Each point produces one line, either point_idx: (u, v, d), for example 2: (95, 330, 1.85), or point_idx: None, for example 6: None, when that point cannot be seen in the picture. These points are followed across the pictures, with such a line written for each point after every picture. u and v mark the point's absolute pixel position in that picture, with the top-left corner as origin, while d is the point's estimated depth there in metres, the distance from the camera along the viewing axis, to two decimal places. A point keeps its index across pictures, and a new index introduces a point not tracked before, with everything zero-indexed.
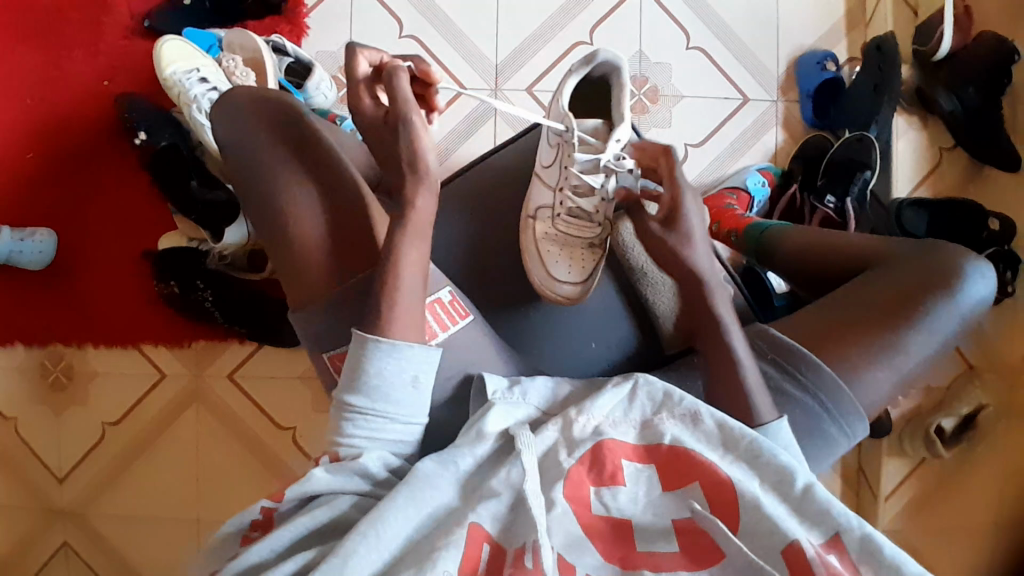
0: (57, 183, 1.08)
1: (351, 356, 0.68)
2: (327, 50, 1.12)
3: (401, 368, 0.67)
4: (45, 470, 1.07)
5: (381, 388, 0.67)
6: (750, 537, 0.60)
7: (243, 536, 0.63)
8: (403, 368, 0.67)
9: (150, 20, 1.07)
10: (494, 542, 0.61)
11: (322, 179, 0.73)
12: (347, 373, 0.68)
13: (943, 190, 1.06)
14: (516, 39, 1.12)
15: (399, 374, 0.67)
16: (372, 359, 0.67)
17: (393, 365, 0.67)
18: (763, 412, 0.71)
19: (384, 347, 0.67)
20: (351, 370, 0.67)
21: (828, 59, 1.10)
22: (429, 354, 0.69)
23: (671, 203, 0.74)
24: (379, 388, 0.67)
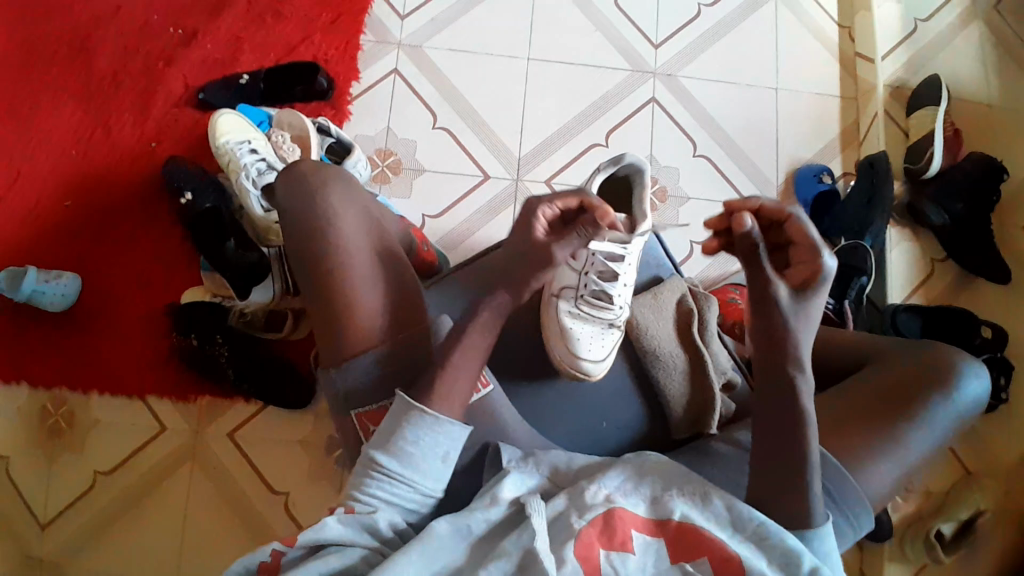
0: (90, 231, 1.12)
1: (389, 418, 0.73)
2: (365, 134, 1.20)
3: (434, 440, 0.71)
4: (26, 515, 1.03)
5: (413, 456, 0.70)
6: None
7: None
8: (439, 442, 0.71)
9: (203, 92, 1.16)
10: None
11: (378, 252, 0.81)
12: (382, 434, 0.72)
13: (935, 299, 1.12)
14: (540, 135, 1.22)
15: (433, 448, 0.71)
16: (412, 428, 0.71)
17: (432, 439, 0.71)
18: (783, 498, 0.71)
19: (426, 419, 0.71)
20: (388, 433, 0.71)
21: (824, 173, 1.20)
22: (462, 433, 0.73)
23: (807, 276, 0.67)
24: (411, 456, 0.70)
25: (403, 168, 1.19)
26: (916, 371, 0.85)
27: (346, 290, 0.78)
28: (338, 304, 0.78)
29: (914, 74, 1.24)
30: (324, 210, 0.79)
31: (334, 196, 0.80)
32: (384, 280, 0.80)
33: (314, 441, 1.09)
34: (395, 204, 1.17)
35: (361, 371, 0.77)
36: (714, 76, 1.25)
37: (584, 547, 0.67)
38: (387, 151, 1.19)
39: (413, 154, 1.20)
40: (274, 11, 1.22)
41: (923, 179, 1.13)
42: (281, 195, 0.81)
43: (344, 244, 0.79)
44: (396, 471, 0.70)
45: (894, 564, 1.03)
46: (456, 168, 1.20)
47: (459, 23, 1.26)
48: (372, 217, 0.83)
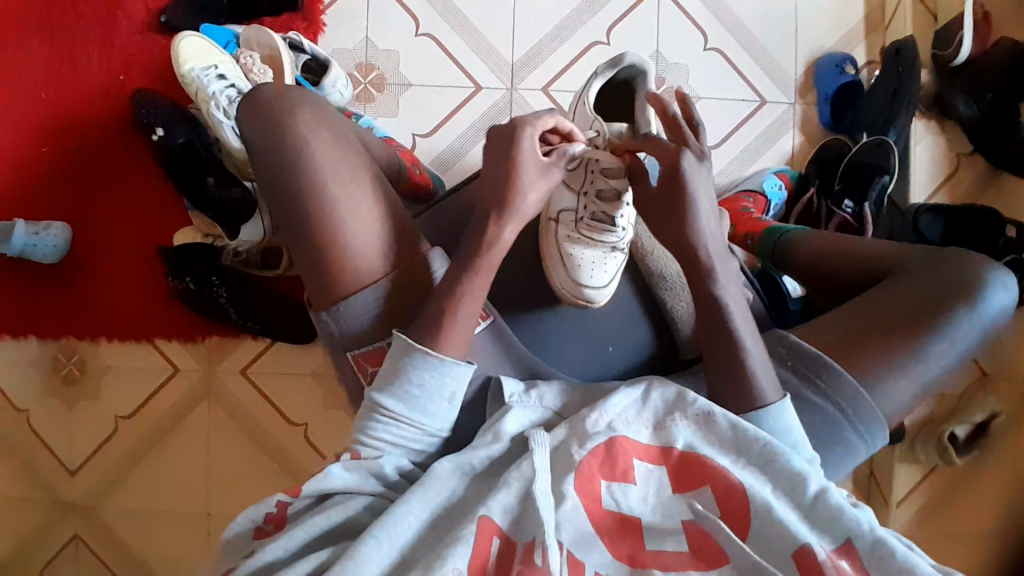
0: (71, 177, 1.07)
1: (388, 361, 0.72)
2: (343, 47, 1.10)
3: (433, 381, 0.71)
4: (56, 463, 1.07)
5: (414, 398, 0.71)
6: (761, 542, 0.66)
7: (257, 529, 0.67)
8: (436, 381, 0.71)
9: (164, 15, 1.06)
10: (504, 535, 0.65)
11: (355, 175, 0.75)
12: (383, 375, 0.72)
13: (960, 195, 1.06)
14: (533, 38, 1.11)
15: (431, 388, 0.71)
16: (410, 371, 0.70)
17: (430, 380, 0.71)
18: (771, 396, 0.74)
19: (422, 361, 0.70)
20: (387, 376, 0.72)
21: (847, 63, 1.09)
22: (462, 371, 0.72)
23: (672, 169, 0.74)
24: (412, 396, 0.71)
25: (387, 84, 1.10)
26: (938, 283, 0.81)
27: (327, 229, 0.73)
28: (324, 244, 0.74)
29: None
30: (295, 142, 0.74)
31: (302, 125, 0.75)
32: (368, 213, 0.75)
33: (324, 373, 1.10)
34: (383, 125, 1.10)
35: (360, 308, 0.75)
36: None
37: (584, 479, 0.68)
38: (368, 65, 1.10)
39: (398, 67, 1.11)
40: None
41: (952, 68, 1.03)
42: (249, 125, 0.76)
43: (321, 179, 0.73)
44: (400, 413, 0.71)
45: (906, 466, 1.05)
46: (446, 81, 1.11)
47: None
48: (345, 139, 0.77)
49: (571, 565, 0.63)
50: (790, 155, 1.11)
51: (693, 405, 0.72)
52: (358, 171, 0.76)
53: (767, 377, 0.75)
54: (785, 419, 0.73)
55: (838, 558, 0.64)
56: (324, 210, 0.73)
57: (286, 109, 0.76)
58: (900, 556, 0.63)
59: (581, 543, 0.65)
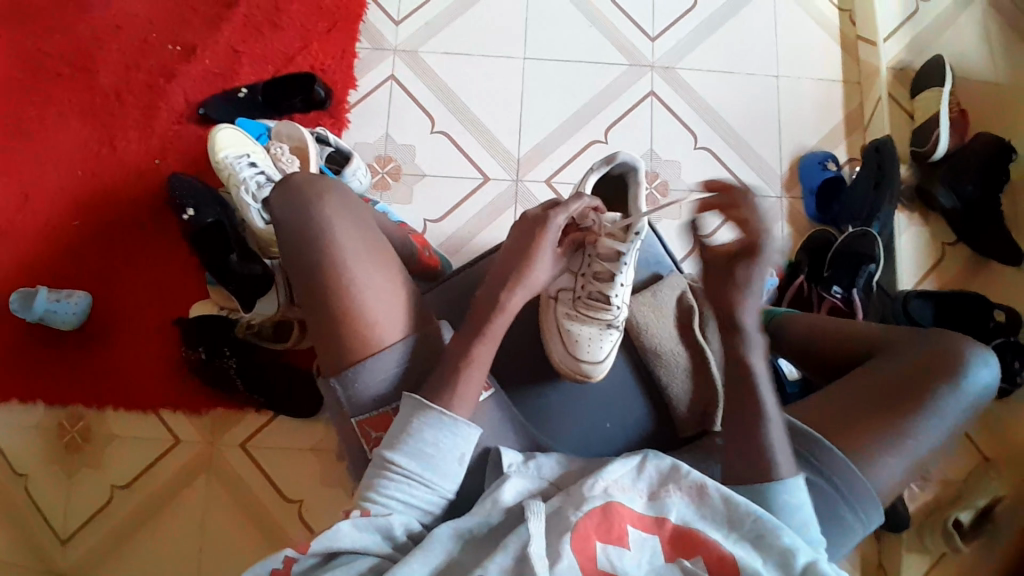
0: (98, 249, 1.13)
1: (399, 420, 0.75)
2: (365, 141, 1.20)
3: (441, 439, 0.74)
4: (49, 530, 1.04)
5: (425, 455, 0.73)
6: None
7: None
8: (443, 439, 0.74)
9: (203, 108, 1.17)
10: None
11: (376, 256, 0.81)
12: (393, 434, 0.75)
13: (948, 282, 1.10)
14: (538, 135, 1.21)
15: (439, 445, 0.74)
16: (419, 426, 0.74)
17: (440, 436, 0.74)
18: (787, 469, 0.73)
19: (432, 418, 0.74)
20: (398, 434, 0.74)
21: (828, 160, 1.18)
22: (468, 432, 0.75)
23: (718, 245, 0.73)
24: (424, 453, 0.73)
25: (403, 174, 1.19)
26: (921, 363, 0.83)
27: (348, 303, 0.78)
28: (342, 316, 0.78)
29: (917, 56, 1.22)
30: (320, 224, 0.80)
31: (328, 209, 0.81)
32: (385, 288, 0.80)
33: (323, 447, 1.10)
34: (397, 210, 1.17)
35: (371, 372, 0.77)
36: (712, 66, 1.24)
37: (581, 540, 0.69)
38: (387, 157, 1.19)
39: (413, 159, 1.20)
40: (270, 22, 1.23)
41: (931, 162, 1.12)
42: (279, 206, 0.82)
43: (343, 258, 0.79)
44: (411, 470, 0.73)
45: (916, 555, 1.02)
46: (456, 172, 1.20)
47: (454, 25, 1.25)
48: (367, 223, 0.83)
49: None
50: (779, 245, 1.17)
51: (687, 476, 0.73)
52: (377, 251, 0.82)
53: (784, 451, 0.74)
54: (800, 495, 0.73)
55: None
56: (345, 285, 0.78)
57: (313, 193, 0.82)
58: None
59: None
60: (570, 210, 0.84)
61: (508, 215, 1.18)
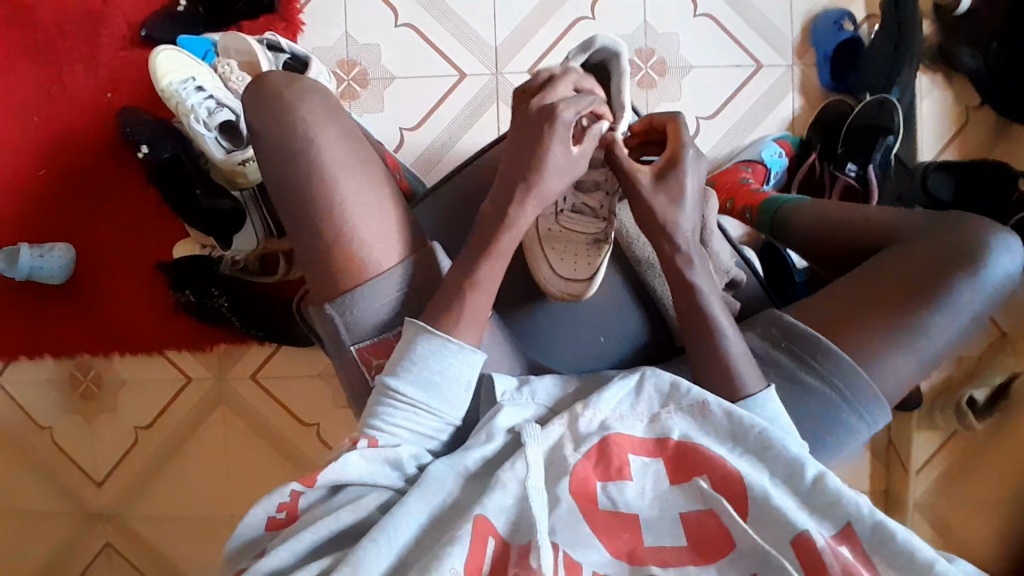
0: (69, 198, 1.08)
1: (401, 346, 0.71)
2: (324, 45, 1.08)
3: (448, 366, 0.69)
4: (83, 475, 1.10)
5: (431, 382, 0.69)
6: (760, 527, 0.62)
7: (270, 519, 0.63)
8: (449, 366, 0.69)
9: (145, 29, 1.05)
10: (500, 537, 0.61)
11: (367, 169, 0.74)
12: (395, 359, 0.70)
13: (970, 151, 1.00)
14: (514, 20, 1.08)
15: (445, 371, 0.69)
16: (421, 353, 0.69)
17: (446, 363, 0.69)
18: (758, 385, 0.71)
19: (437, 343, 0.69)
20: (401, 360, 0.69)
21: (845, 19, 1.03)
22: (474, 358, 0.70)
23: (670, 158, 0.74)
24: (429, 381, 0.69)
25: (370, 80, 1.08)
26: (937, 253, 0.77)
27: (339, 223, 0.71)
28: (320, 257, 0.73)
29: None
30: (302, 128, 0.72)
31: (310, 115, 0.73)
32: (376, 206, 0.73)
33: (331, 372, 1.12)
34: (368, 120, 1.08)
35: (372, 298, 0.72)
36: None
37: (579, 481, 0.65)
38: (351, 61, 1.08)
39: (380, 60, 1.08)
40: None
41: (955, 17, 0.98)
42: (252, 115, 0.73)
43: (331, 169, 0.71)
44: (416, 398, 0.69)
45: (925, 431, 1.05)
46: (429, 71, 1.09)
47: None
48: (351, 132, 0.75)
49: (567, 566, 0.60)
50: (789, 121, 1.06)
51: (687, 395, 0.69)
52: (366, 162, 0.75)
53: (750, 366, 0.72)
54: (772, 405, 0.71)
55: (838, 544, 0.61)
56: (336, 204, 0.71)
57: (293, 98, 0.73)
58: (902, 539, 0.59)
59: (576, 541, 0.62)
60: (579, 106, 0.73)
61: (489, 114, 1.09)
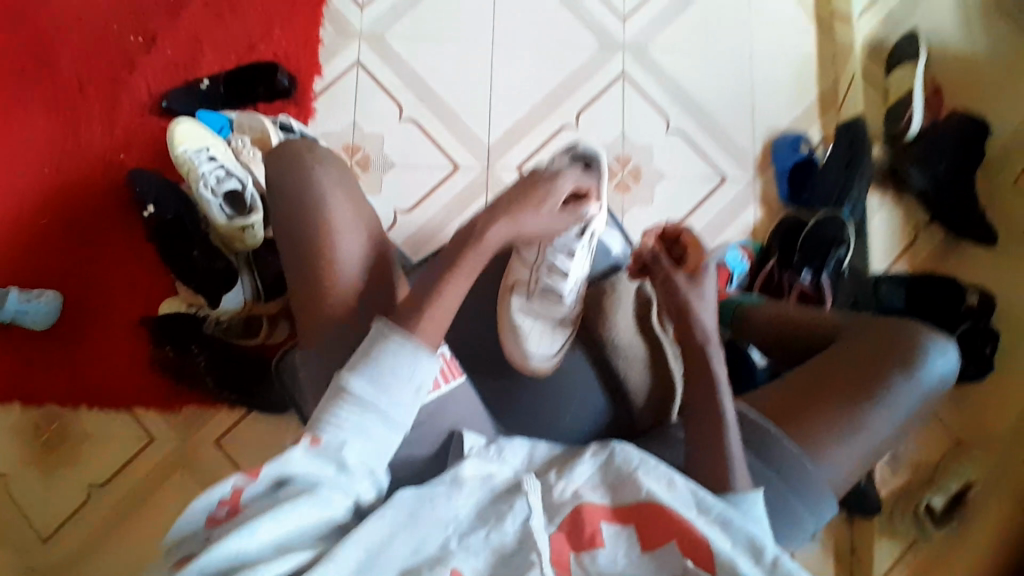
0: (65, 247, 1.13)
1: (360, 349, 0.69)
2: (331, 131, 1.18)
3: (398, 366, 0.68)
4: (29, 530, 1.05)
5: (383, 381, 0.67)
6: None
7: (210, 518, 0.58)
8: (400, 367, 0.68)
9: (167, 101, 1.15)
10: None
11: (368, 235, 0.78)
12: (352, 361, 0.69)
13: (921, 263, 1.08)
14: (507, 122, 1.19)
15: (396, 371, 0.68)
16: (379, 352, 0.68)
17: (399, 363, 0.68)
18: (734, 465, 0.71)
19: (392, 344, 0.68)
20: (357, 360, 0.68)
21: (801, 141, 1.15)
22: (425, 361, 0.69)
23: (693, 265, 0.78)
24: (381, 377, 0.67)
25: (371, 164, 1.17)
26: (879, 351, 0.81)
27: (335, 285, 0.74)
28: (311, 303, 0.75)
29: (894, 30, 1.18)
30: (316, 190, 0.76)
31: (325, 180, 0.77)
32: (371, 269, 0.76)
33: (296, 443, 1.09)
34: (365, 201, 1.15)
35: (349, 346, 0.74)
36: (684, 47, 1.21)
37: (553, 546, 0.62)
38: (354, 145, 1.17)
39: (382, 148, 1.18)
40: (233, 9, 1.20)
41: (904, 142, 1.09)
42: (271, 172, 0.78)
43: (334, 233, 0.75)
44: (368, 396, 0.66)
45: (886, 540, 1.02)
46: (425, 161, 1.18)
47: (421, 10, 1.23)
48: (360, 198, 0.79)
49: None
50: (752, 228, 1.14)
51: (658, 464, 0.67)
52: (369, 229, 0.78)
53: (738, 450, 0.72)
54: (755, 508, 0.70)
55: None
56: (335, 263, 0.74)
57: (314, 164, 0.77)
58: None
59: None
60: (568, 186, 0.80)
61: (477, 204, 1.17)
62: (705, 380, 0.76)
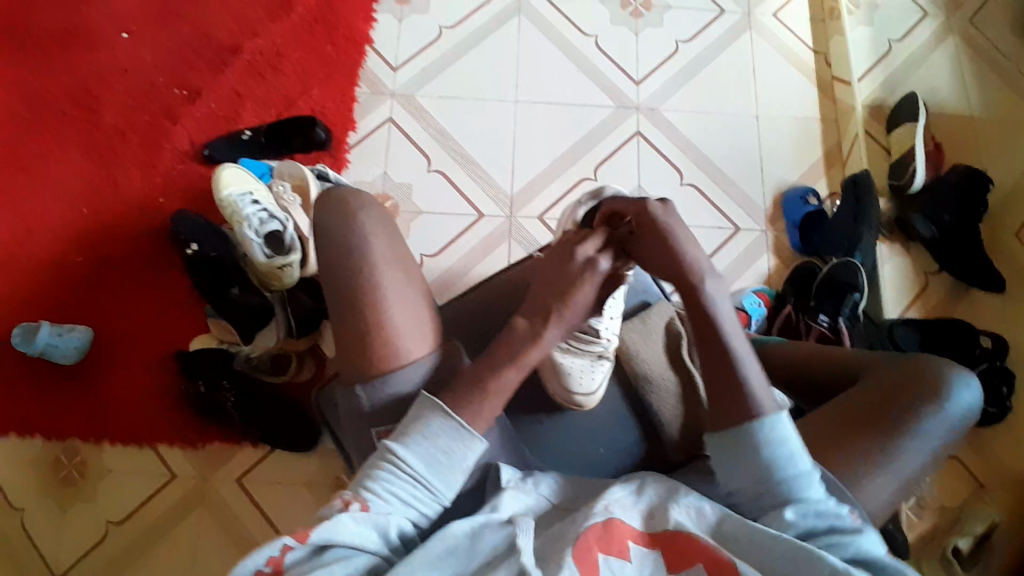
0: (98, 284, 1.16)
1: (408, 419, 0.69)
2: (362, 180, 1.24)
3: (447, 449, 0.68)
4: (43, 567, 1.04)
5: (433, 462, 0.67)
6: None
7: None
8: (448, 450, 0.68)
9: (208, 149, 1.21)
10: None
11: (410, 279, 0.77)
12: (401, 429, 0.69)
13: (932, 309, 1.13)
14: (530, 174, 1.25)
15: (445, 453, 0.68)
16: (429, 426, 0.68)
17: (448, 446, 0.68)
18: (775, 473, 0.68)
19: (444, 425, 0.68)
20: (407, 430, 0.68)
21: (810, 194, 1.21)
22: (474, 445, 0.68)
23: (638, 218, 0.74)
24: (432, 460, 0.67)
25: (400, 211, 1.22)
26: (902, 383, 0.77)
27: (378, 329, 0.73)
28: (352, 342, 0.74)
29: (891, 93, 1.27)
30: (359, 232, 0.76)
31: (367, 224, 0.77)
32: (413, 312, 0.75)
33: (319, 481, 1.10)
34: None
35: (395, 388, 0.72)
36: (695, 107, 1.28)
37: (581, 550, 0.60)
38: (385, 193, 1.23)
39: (410, 196, 1.24)
40: (273, 67, 1.28)
41: (909, 194, 1.16)
42: (316, 216, 0.79)
43: (377, 278, 0.74)
44: (416, 470, 0.67)
45: None
46: (452, 209, 1.23)
47: (449, 70, 1.31)
48: (401, 242, 0.79)
49: None
50: (766, 275, 1.19)
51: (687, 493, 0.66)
52: (409, 274, 0.78)
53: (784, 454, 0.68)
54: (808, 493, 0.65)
55: None
56: (375, 305, 0.73)
57: (356, 207, 0.78)
58: None
59: None
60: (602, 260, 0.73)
61: (501, 250, 1.22)
62: (728, 383, 0.69)
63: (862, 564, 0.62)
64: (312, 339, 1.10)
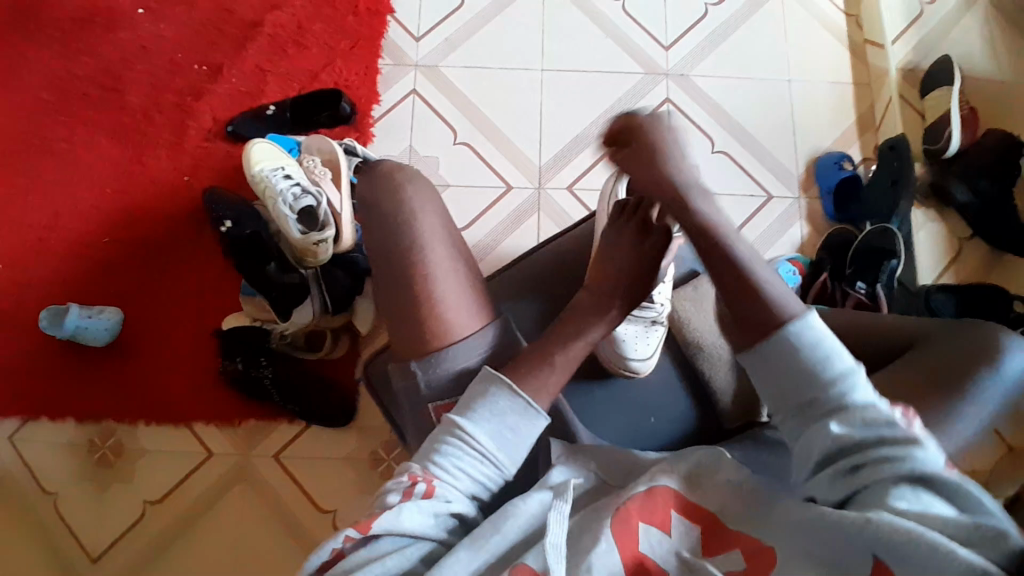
0: (126, 265, 1.14)
1: (472, 392, 0.67)
2: (389, 153, 1.22)
3: (512, 427, 0.65)
4: (82, 549, 1.03)
5: (499, 440, 0.65)
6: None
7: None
8: (513, 426, 0.65)
9: (232, 125, 1.19)
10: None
11: (460, 255, 0.76)
12: (466, 403, 0.66)
13: (966, 275, 1.14)
14: (558, 145, 1.23)
15: (510, 431, 0.65)
16: (497, 400, 0.65)
17: (513, 423, 0.65)
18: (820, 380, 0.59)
19: (510, 402, 0.65)
20: (472, 404, 0.66)
21: (844, 160, 1.19)
22: (537, 422, 0.66)
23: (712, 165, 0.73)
24: (499, 438, 0.65)
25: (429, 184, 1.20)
26: (958, 357, 0.76)
27: (433, 302, 0.72)
28: (407, 319, 0.72)
29: (925, 56, 1.25)
30: (408, 205, 0.75)
31: (415, 197, 0.76)
32: (464, 285, 0.74)
33: (356, 457, 1.09)
34: None
35: (456, 362, 0.71)
36: (725, 74, 1.26)
37: (622, 523, 0.57)
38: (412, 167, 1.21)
39: (438, 170, 1.22)
40: (294, 40, 1.25)
41: (945, 159, 1.15)
42: (360, 190, 0.77)
43: (428, 251, 0.73)
44: (482, 447, 0.64)
45: None
46: (479, 182, 1.21)
47: (474, 39, 1.28)
48: (447, 214, 0.78)
49: None
50: (800, 244, 1.18)
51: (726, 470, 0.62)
52: (457, 247, 0.76)
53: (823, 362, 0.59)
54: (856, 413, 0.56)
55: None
56: (428, 279, 0.72)
57: (403, 180, 0.77)
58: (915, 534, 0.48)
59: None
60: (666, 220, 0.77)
61: (531, 222, 1.20)
62: None
63: (917, 480, 0.52)
64: (346, 316, 1.11)
